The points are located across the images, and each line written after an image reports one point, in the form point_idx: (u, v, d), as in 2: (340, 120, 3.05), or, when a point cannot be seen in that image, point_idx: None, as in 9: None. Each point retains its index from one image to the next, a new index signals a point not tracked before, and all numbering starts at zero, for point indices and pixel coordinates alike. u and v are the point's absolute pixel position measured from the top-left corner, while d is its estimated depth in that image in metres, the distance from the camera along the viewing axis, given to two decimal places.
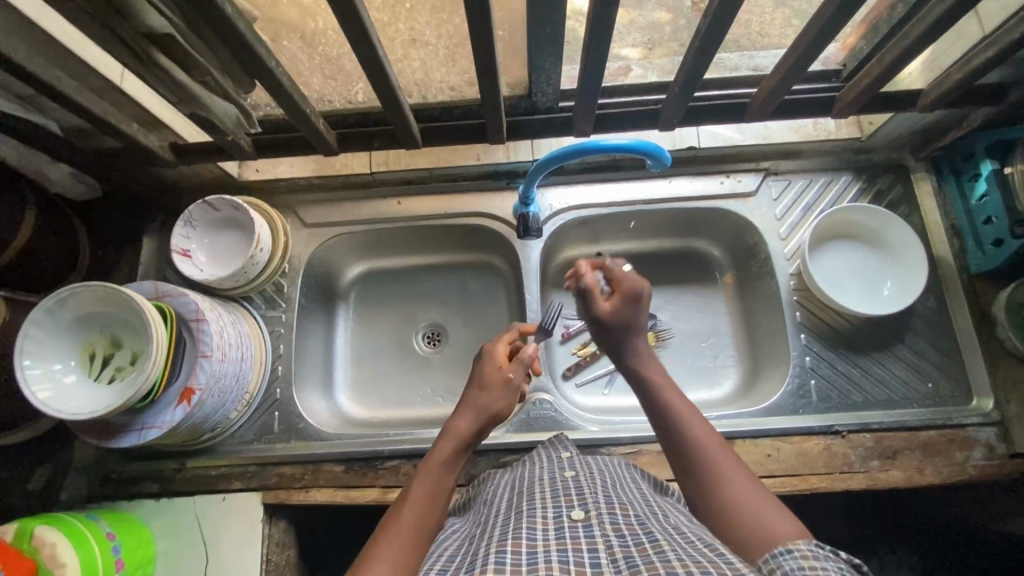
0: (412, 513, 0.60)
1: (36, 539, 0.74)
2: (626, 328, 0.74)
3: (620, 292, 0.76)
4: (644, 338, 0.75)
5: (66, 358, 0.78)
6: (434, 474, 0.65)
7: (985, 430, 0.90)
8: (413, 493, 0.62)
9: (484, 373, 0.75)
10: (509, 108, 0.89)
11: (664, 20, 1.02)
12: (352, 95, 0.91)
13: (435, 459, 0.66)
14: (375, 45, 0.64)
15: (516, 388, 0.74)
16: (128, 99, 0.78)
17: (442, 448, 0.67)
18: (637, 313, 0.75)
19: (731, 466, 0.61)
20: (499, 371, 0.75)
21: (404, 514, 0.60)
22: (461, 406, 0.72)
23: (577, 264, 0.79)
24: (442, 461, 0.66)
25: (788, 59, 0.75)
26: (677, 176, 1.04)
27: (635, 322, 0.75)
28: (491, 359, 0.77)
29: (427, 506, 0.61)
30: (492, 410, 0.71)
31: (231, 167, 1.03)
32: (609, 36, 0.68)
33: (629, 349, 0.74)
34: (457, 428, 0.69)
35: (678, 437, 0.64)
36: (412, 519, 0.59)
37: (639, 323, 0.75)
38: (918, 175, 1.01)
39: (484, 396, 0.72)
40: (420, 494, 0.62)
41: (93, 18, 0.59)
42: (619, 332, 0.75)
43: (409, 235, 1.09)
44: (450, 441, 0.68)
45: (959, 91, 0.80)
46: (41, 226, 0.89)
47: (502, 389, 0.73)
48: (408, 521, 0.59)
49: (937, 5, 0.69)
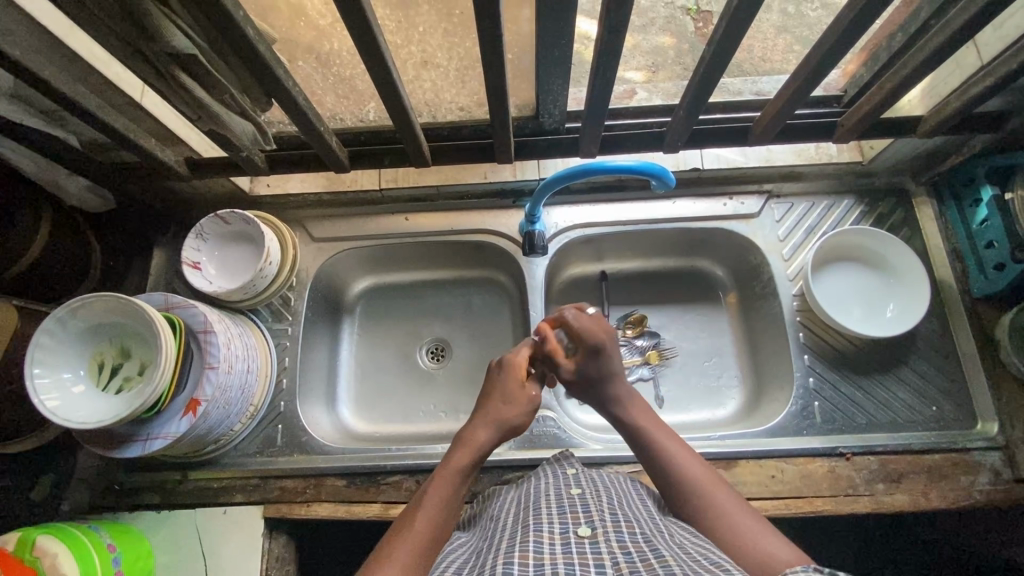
0: (427, 519, 0.61)
1: (40, 550, 0.74)
2: (597, 379, 0.78)
3: (579, 347, 0.80)
4: (620, 383, 0.78)
5: (75, 367, 0.79)
6: (448, 483, 0.65)
7: (990, 455, 0.89)
8: (426, 500, 0.63)
9: (507, 388, 0.76)
10: (516, 129, 0.91)
11: (667, 44, 1.08)
12: (364, 114, 0.94)
13: (451, 467, 0.67)
14: (388, 66, 0.66)
15: (536, 405, 0.77)
16: (146, 115, 0.81)
17: (459, 458, 0.68)
18: (602, 362, 0.78)
19: (730, 500, 0.63)
20: (522, 386, 0.77)
21: (417, 521, 0.60)
22: (477, 416, 0.74)
23: (537, 327, 0.84)
24: (459, 469, 0.67)
25: (791, 85, 0.77)
26: (681, 197, 1.05)
27: (603, 371, 0.78)
28: (513, 373, 0.78)
29: (440, 512, 0.62)
30: (510, 425, 0.74)
31: (242, 182, 1.05)
32: (616, 63, 0.70)
33: (602, 397, 0.77)
34: (474, 439, 0.70)
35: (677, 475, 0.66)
36: (427, 524, 0.60)
37: (609, 370, 0.78)
38: (918, 199, 1.03)
39: (505, 410, 0.74)
40: (435, 502, 0.63)
41: (121, 39, 0.61)
42: (586, 387, 0.79)
43: (416, 251, 1.10)
44: (468, 451, 0.69)
45: (959, 118, 0.82)
46: (55, 237, 0.91)
47: (525, 404, 0.76)
48: (424, 527, 0.60)
49: (937, 35, 0.70)
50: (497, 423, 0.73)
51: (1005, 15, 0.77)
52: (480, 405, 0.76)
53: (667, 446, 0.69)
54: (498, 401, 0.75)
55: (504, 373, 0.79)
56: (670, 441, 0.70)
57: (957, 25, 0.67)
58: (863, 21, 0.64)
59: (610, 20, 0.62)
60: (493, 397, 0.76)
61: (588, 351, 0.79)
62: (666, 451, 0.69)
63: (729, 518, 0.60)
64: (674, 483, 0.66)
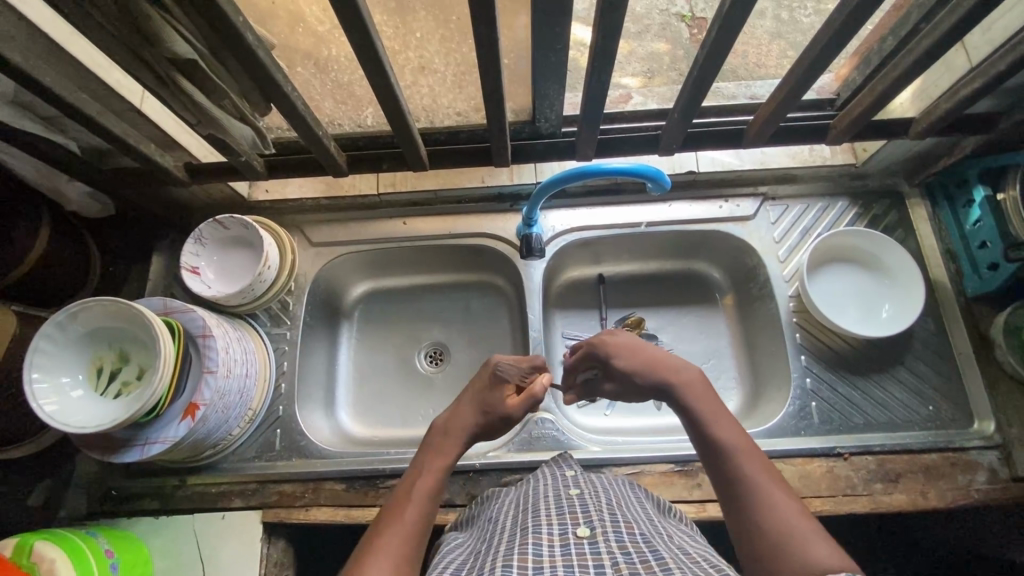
0: (417, 508, 0.60)
1: (35, 555, 0.74)
2: (651, 362, 0.72)
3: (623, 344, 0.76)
4: (648, 363, 0.72)
5: (74, 372, 0.79)
6: (435, 477, 0.64)
7: (988, 454, 0.90)
8: (415, 493, 0.62)
9: (493, 403, 0.73)
10: (513, 133, 0.92)
11: (662, 50, 1.10)
12: (362, 119, 0.94)
13: (435, 463, 0.66)
14: (386, 71, 0.67)
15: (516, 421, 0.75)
16: (147, 121, 0.82)
17: (444, 456, 0.67)
18: (620, 351, 0.75)
19: (783, 500, 0.56)
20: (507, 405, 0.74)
21: (407, 513, 0.59)
22: (457, 414, 0.72)
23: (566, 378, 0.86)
24: (444, 465, 0.66)
25: (783, 89, 0.78)
26: (677, 200, 1.06)
27: (626, 364, 0.74)
28: (500, 385, 0.75)
29: (430, 504, 0.61)
30: (486, 432, 0.73)
31: (242, 188, 1.06)
32: (611, 66, 0.71)
33: (659, 379, 0.70)
34: (456, 437, 0.69)
35: (727, 467, 0.60)
36: (417, 515, 0.59)
37: (634, 356, 0.73)
38: (912, 201, 1.04)
39: (486, 423, 0.72)
40: (424, 495, 0.62)
41: (122, 45, 0.61)
42: (636, 370, 0.72)
43: (414, 255, 1.11)
44: (451, 449, 0.68)
45: (949, 119, 0.83)
46: (55, 243, 0.91)
47: (499, 423, 0.74)
48: (414, 516, 0.59)
49: (926, 38, 0.71)
50: (479, 429, 0.72)
51: (992, 18, 0.78)
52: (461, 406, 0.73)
53: (724, 435, 0.62)
54: (485, 409, 0.73)
55: (494, 383, 0.75)
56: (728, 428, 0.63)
57: (945, 27, 0.68)
58: (854, 24, 0.65)
59: (604, 25, 0.63)
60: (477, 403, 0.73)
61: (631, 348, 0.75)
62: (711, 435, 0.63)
63: (773, 519, 0.54)
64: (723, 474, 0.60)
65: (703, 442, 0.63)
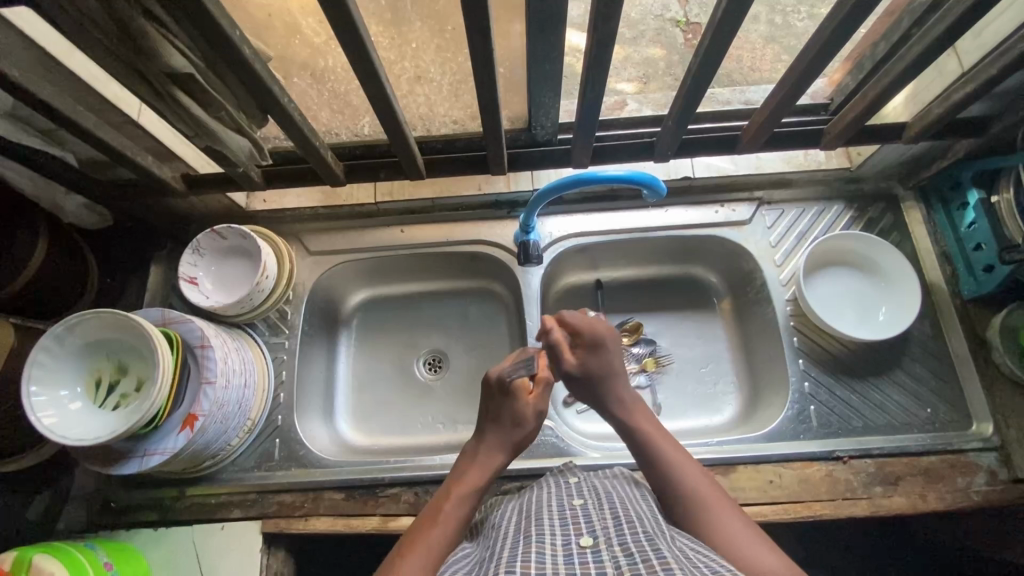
0: (441, 531, 0.63)
1: (36, 569, 0.74)
2: (598, 374, 0.79)
3: (583, 343, 0.81)
4: (618, 381, 0.79)
5: (73, 385, 0.79)
6: (463, 503, 0.67)
7: (986, 455, 0.90)
8: (443, 517, 0.65)
9: (519, 410, 0.77)
10: (509, 141, 0.93)
11: (657, 56, 1.10)
12: (359, 128, 0.95)
13: (463, 488, 0.69)
14: (383, 83, 0.68)
15: (544, 414, 0.79)
16: (144, 133, 0.82)
17: (474, 478, 0.71)
18: (605, 357, 0.80)
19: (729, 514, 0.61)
20: (532, 404, 0.78)
21: (431, 536, 0.62)
22: (488, 437, 0.76)
23: (544, 321, 0.85)
24: (473, 490, 0.69)
25: (777, 95, 0.79)
26: (673, 206, 1.06)
27: (605, 367, 0.79)
28: (517, 392, 0.77)
29: (455, 529, 0.64)
30: (519, 444, 0.77)
31: (239, 198, 1.07)
32: (606, 75, 0.71)
33: (606, 394, 0.78)
34: (489, 461, 0.73)
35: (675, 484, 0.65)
36: (440, 540, 0.62)
37: (612, 366, 0.80)
38: (907, 204, 1.04)
39: (517, 431, 0.76)
40: (449, 519, 0.65)
41: (119, 60, 0.62)
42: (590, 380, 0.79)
43: (412, 263, 1.11)
44: (481, 472, 0.72)
45: (941, 124, 0.84)
46: (54, 255, 0.91)
47: (532, 418, 0.78)
48: (436, 540, 0.62)
49: (917, 45, 0.72)
50: (510, 446, 0.76)
51: (983, 23, 0.78)
52: (489, 425, 0.77)
53: (669, 453, 0.69)
54: (514, 422, 0.76)
55: (509, 391, 0.77)
56: (675, 452, 0.69)
57: (935, 34, 0.69)
58: (845, 32, 0.66)
59: (598, 36, 0.64)
60: (504, 417, 0.76)
61: (591, 348, 0.81)
62: (662, 456, 0.69)
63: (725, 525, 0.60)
64: (672, 493, 0.65)
65: (646, 462, 0.69)
